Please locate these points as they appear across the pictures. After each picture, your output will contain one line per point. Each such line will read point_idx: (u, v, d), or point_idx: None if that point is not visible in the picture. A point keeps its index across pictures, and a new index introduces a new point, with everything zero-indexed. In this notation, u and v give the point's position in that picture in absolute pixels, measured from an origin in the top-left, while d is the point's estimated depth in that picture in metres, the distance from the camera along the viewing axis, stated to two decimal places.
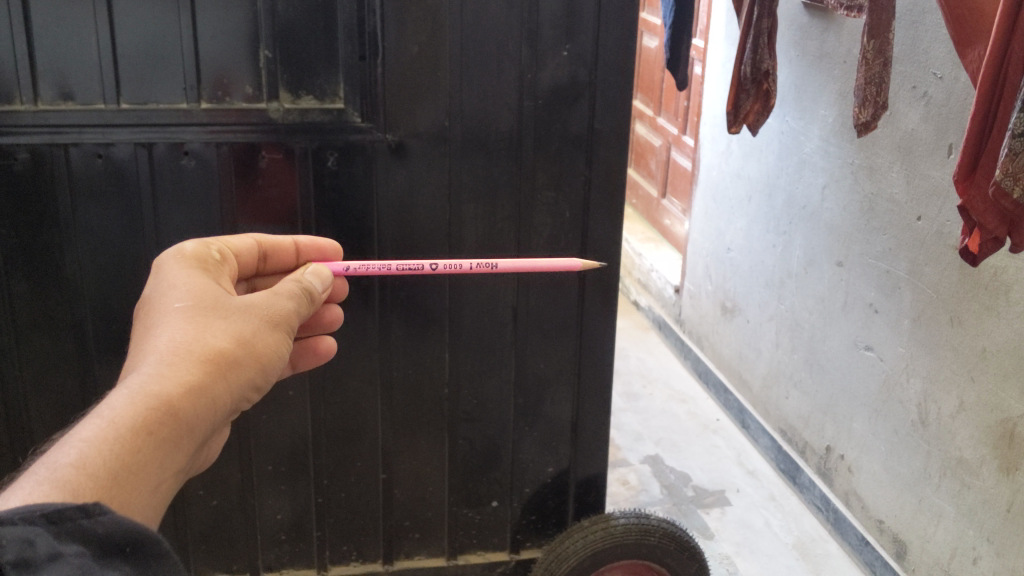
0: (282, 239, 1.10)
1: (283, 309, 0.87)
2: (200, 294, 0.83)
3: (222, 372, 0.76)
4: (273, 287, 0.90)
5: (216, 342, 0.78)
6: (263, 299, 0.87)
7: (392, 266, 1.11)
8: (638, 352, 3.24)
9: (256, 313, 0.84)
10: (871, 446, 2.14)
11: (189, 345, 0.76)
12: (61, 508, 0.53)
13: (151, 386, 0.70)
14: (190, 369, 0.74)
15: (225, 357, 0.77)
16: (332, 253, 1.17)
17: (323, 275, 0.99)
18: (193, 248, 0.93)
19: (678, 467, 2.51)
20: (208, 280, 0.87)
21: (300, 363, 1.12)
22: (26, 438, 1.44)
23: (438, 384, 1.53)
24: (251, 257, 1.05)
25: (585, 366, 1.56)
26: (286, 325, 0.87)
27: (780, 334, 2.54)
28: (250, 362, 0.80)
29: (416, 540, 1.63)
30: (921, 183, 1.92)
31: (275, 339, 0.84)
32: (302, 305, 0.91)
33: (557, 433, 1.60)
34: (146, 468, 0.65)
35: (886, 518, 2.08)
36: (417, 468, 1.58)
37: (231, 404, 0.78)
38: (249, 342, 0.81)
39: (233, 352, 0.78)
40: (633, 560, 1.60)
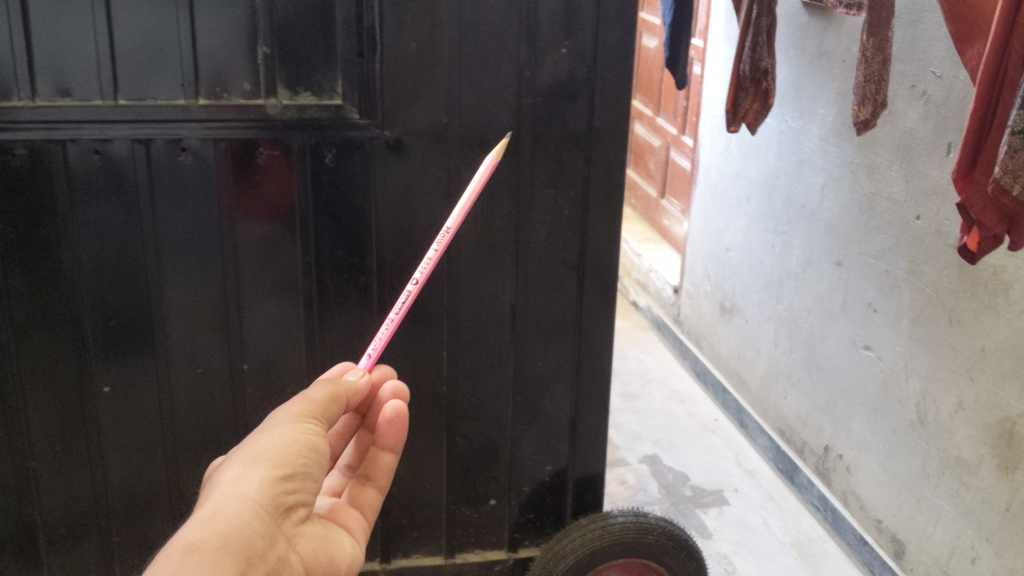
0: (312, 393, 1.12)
1: (311, 401, 0.90)
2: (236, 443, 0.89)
3: (247, 490, 0.80)
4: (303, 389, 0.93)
5: (240, 466, 0.82)
6: (287, 406, 0.89)
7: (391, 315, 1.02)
8: (637, 352, 3.24)
9: (278, 420, 0.88)
10: (869, 445, 2.13)
11: (220, 482, 0.81)
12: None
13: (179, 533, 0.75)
14: (216, 502, 0.79)
15: (250, 475, 0.81)
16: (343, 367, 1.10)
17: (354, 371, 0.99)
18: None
19: (676, 467, 2.51)
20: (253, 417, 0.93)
21: (393, 445, 1.05)
22: (23, 435, 1.43)
23: (436, 382, 1.53)
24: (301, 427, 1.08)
25: (583, 365, 1.56)
26: (322, 414, 0.90)
27: (778, 334, 2.54)
28: (275, 466, 0.83)
29: (414, 538, 1.62)
30: (920, 182, 1.92)
31: (305, 433, 0.87)
32: (338, 394, 0.92)
33: (556, 432, 1.59)
34: None
35: (884, 518, 2.08)
36: (415, 466, 1.57)
37: (272, 517, 0.81)
38: (271, 453, 0.83)
39: (255, 464, 0.82)
40: (630, 558, 1.60)
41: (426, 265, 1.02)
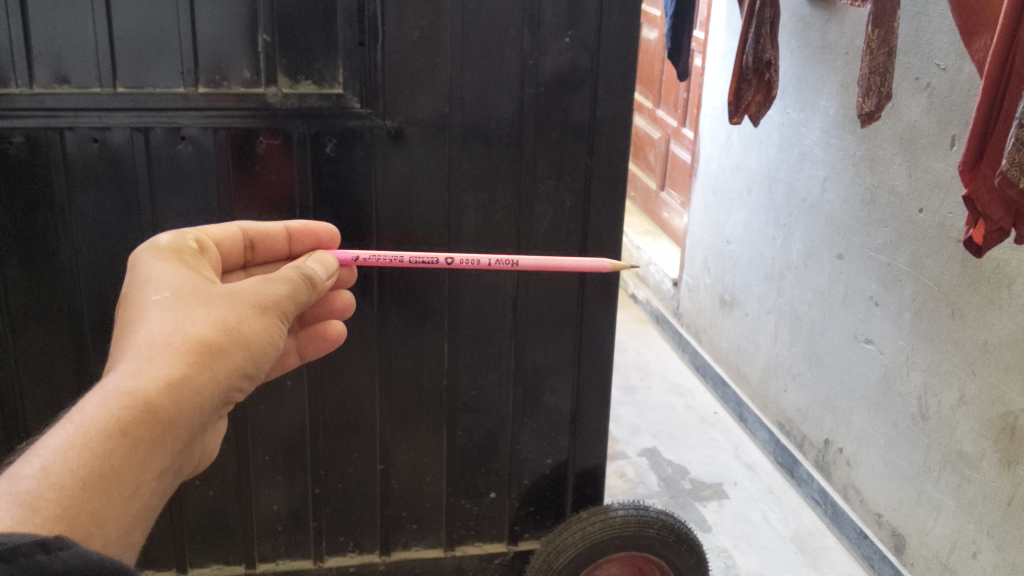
0: (275, 228, 1.18)
1: (272, 297, 0.92)
2: (183, 291, 0.86)
3: (205, 362, 0.80)
4: (255, 279, 0.94)
5: (197, 333, 0.81)
6: (249, 290, 0.90)
7: (406, 258, 1.16)
8: (636, 345, 3.23)
9: (239, 309, 0.87)
10: (870, 439, 2.13)
11: (170, 336, 0.79)
12: (16, 543, 0.49)
13: (132, 380, 0.73)
14: (173, 362, 0.77)
15: (209, 347, 0.81)
16: (324, 237, 1.24)
17: (323, 265, 1.07)
18: (169, 240, 0.98)
19: (675, 460, 2.50)
20: (186, 272, 0.91)
21: (306, 351, 1.19)
22: (19, 425, 1.43)
23: (436, 373, 1.52)
24: (234, 245, 1.15)
25: (584, 359, 1.55)
26: (276, 313, 0.92)
27: (778, 327, 2.53)
28: (230, 352, 0.83)
29: (413, 531, 1.61)
30: (923, 175, 1.91)
31: (261, 325, 0.88)
32: (292, 295, 0.95)
33: (556, 425, 1.58)
34: (120, 471, 0.67)
35: (885, 512, 2.07)
36: (415, 459, 1.56)
37: (214, 398, 0.81)
38: (231, 332, 0.84)
39: (214, 341, 0.81)
40: (630, 551, 1.59)
41: (468, 260, 1.18)
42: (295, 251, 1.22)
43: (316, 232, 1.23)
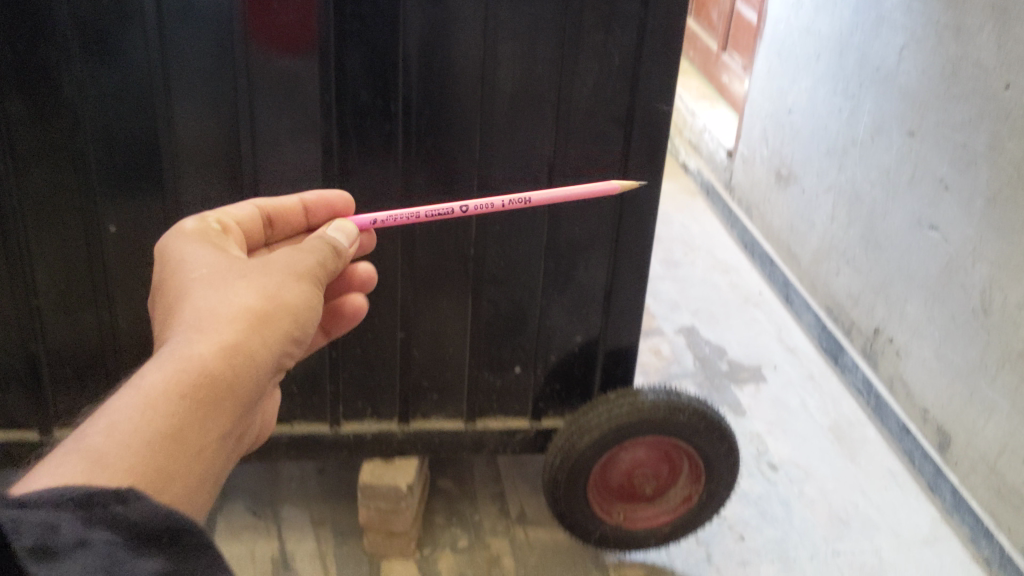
0: (289, 201, 1.18)
1: (307, 266, 0.98)
2: (222, 267, 0.94)
3: (256, 328, 0.87)
4: (291, 248, 1.00)
5: (243, 301, 0.89)
6: (289, 262, 0.97)
7: (419, 213, 1.18)
8: (682, 217, 3.08)
9: (280, 275, 0.94)
10: (923, 331, 2.01)
11: (218, 309, 0.87)
12: (93, 492, 0.60)
13: (187, 347, 0.81)
14: (223, 329, 0.84)
15: (258, 313, 0.88)
16: (342, 206, 1.23)
17: (346, 234, 1.13)
18: (193, 224, 1.04)
19: (713, 339, 2.40)
20: (223, 256, 0.98)
21: (332, 327, 1.20)
22: (28, 269, 1.37)
23: (464, 242, 1.42)
24: (254, 225, 1.15)
25: (623, 234, 1.43)
26: (314, 280, 0.98)
27: (836, 208, 2.38)
28: (278, 315, 0.90)
29: (434, 402, 1.56)
30: (1016, 46, 1.71)
31: (304, 291, 0.95)
32: (325, 262, 1.02)
33: (589, 301, 1.49)
34: (187, 430, 0.75)
35: (932, 408, 1.97)
36: (438, 329, 1.49)
37: (269, 364, 0.88)
38: (276, 300, 0.91)
39: (260, 306, 0.89)
40: (658, 437, 1.52)
41: (484, 205, 1.19)
42: (313, 223, 1.22)
43: (334, 199, 1.22)
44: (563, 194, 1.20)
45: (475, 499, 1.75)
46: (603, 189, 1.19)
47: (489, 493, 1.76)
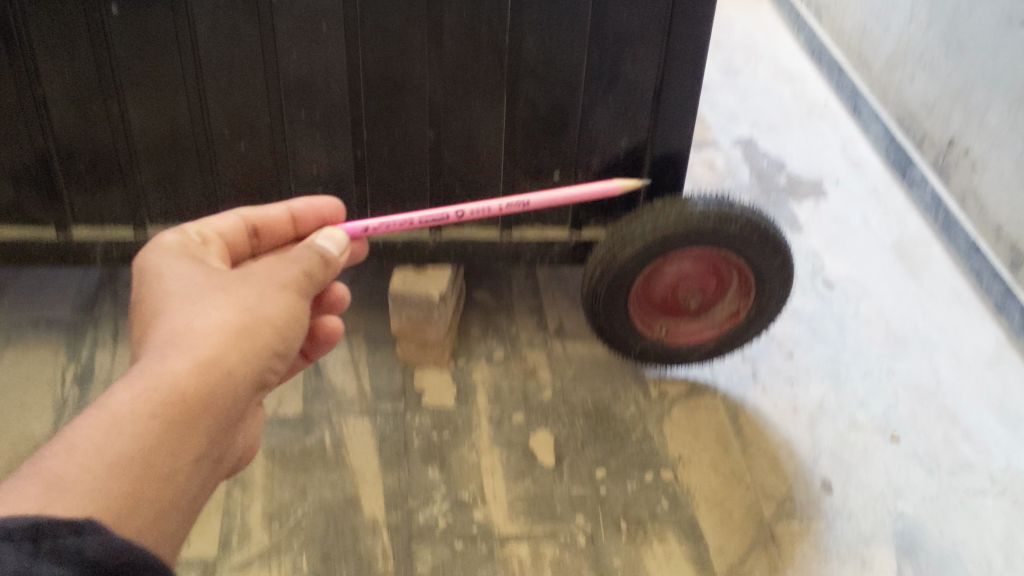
0: (275, 210, 1.10)
1: (293, 274, 0.95)
2: (204, 276, 0.92)
3: (233, 345, 0.86)
4: (277, 256, 0.97)
5: (224, 318, 0.87)
6: (274, 272, 0.94)
7: (415, 219, 1.18)
8: (744, 20, 2.85)
9: (262, 285, 0.92)
10: (1004, 141, 1.84)
11: (195, 325, 0.85)
12: (41, 523, 0.57)
13: (162, 366, 0.80)
14: (200, 346, 0.83)
15: (235, 330, 0.87)
16: (330, 212, 1.15)
17: (335, 240, 1.04)
18: (173, 235, 0.99)
19: (771, 150, 2.25)
20: (206, 265, 0.95)
21: (313, 348, 1.14)
22: (27, 55, 1.26)
23: (499, 32, 1.28)
24: (238, 235, 1.07)
25: (676, 24, 1.27)
26: (300, 291, 0.96)
27: (917, 5, 2.15)
28: (257, 331, 0.88)
29: (467, 208, 1.46)
30: None
31: (287, 302, 0.93)
32: (314, 268, 0.98)
33: (636, 101, 1.36)
34: (153, 455, 0.75)
35: (1006, 225, 1.83)
36: (471, 130, 1.38)
37: (247, 385, 0.87)
38: (256, 318, 0.89)
39: (240, 321, 0.87)
40: (705, 249, 1.42)
41: (481, 210, 1.21)
42: (302, 230, 1.14)
43: (320, 206, 1.14)
44: (551, 196, 1.24)
45: (513, 311, 1.69)
46: (606, 188, 1.27)
47: (527, 305, 1.70)
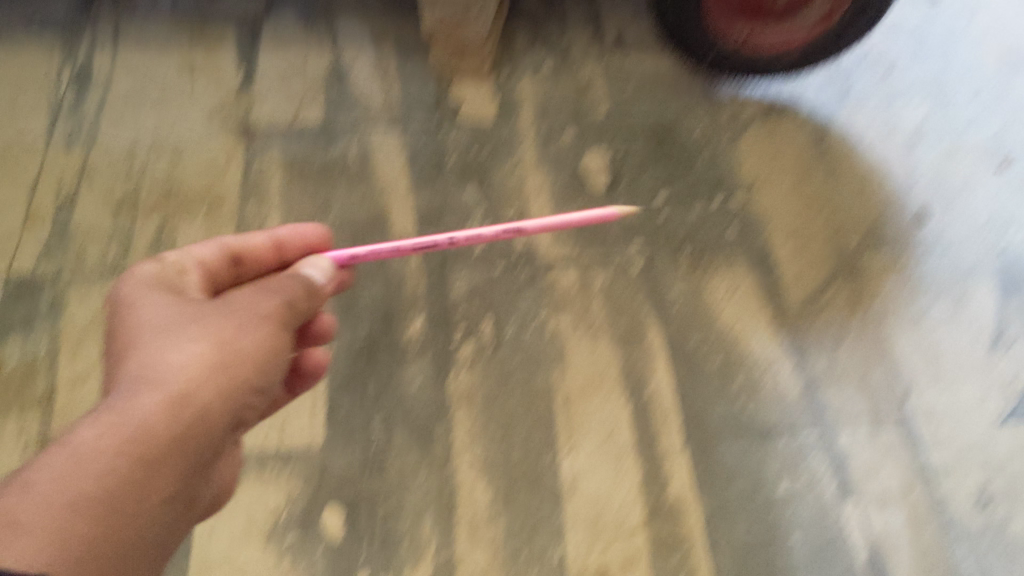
0: (257, 236, 0.79)
1: (289, 300, 0.70)
2: (180, 304, 0.66)
3: (216, 389, 0.62)
4: (268, 276, 0.72)
5: (201, 350, 0.63)
6: (264, 292, 0.69)
7: (406, 246, 0.81)
8: None
9: (250, 303, 0.67)
10: None
11: (168, 362, 0.61)
12: None
13: (123, 410, 0.58)
14: (171, 383, 0.60)
15: (217, 367, 0.63)
16: (317, 239, 0.86)
17: (323, 270, 0.77)
18: (149, 266, 0.70)
19: None
20: (181, 293, 0.69)
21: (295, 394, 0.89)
22: None
23: None
24: (217, 267, 0.76)
25: None
26: (294, 320, 0.71)
27: None
28: (239, 369, 0.64)
29: None
30: None
31: (282, 335, 0.68)
32: (308, 296, 0.72)
33: None
34: (107, 534, 0.54)
35: None
36: None
37: (224, 437, 0.64)
38: (244, 356, 0.64)
39: (222, 351, 0.63)
40: None
41: (473, 237, 0.81)
42: (289, 260, 0.83)
43: (304, 231, 0.85)
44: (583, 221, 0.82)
45: (565, 19, 1.45)
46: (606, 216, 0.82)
47: (582, 12, 1.46)
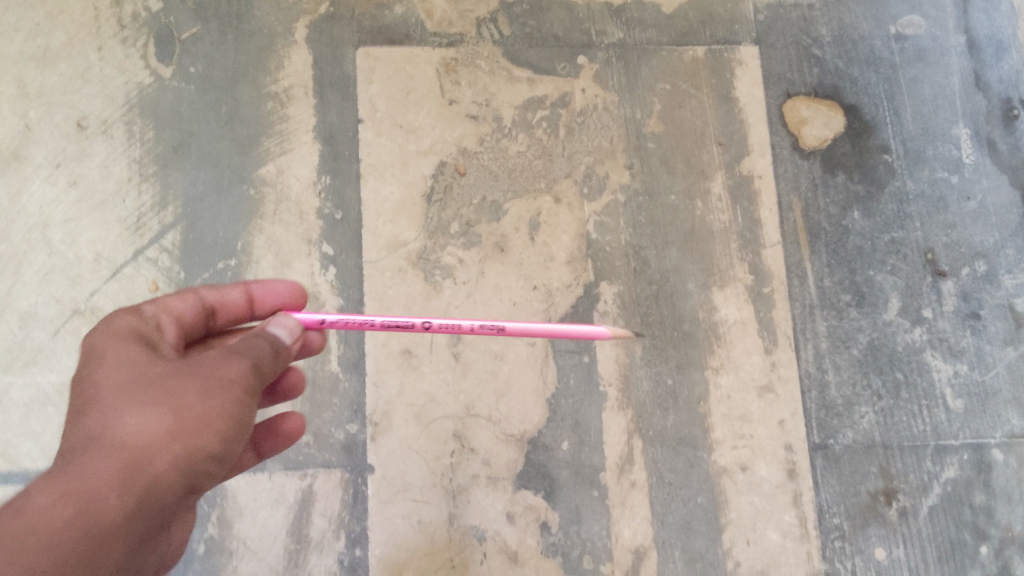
0: (230, 293, 0.77)
1: (252, 382, 0.63)
2: (147, 366, 0.63)
3: (187, 447, 0.59)
4: (232, 346, 0.65)
5: (161, 413, 0.59)
6: (233, 362, 0.63)
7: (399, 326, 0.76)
8: None
9: (215, 364, 0.62)
10: None
11: (131, 428, 0.58)
12: None
13: (70, 476, 0.56)
14: (127, 448, 0.58)
15: (190, 445, 0.59)
16: (295, 297, 0.82)
17: (290, 330, 0.69)
18: (128, 324, 0.68)
19: None
20: (155, 359, 0.64)
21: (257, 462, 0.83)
22: None
23: None
24: (196, 322, 0.74)
25: None
26: (253, 402, 0.63)
27: None
28: (208, 437, 0.60)
29: None
30: None
31: (247, 414, 0.62)
32: (274, 366, 0.66)
33: None
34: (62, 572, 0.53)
35: None
36: None
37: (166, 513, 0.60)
38: (201, 424, 0.59)
39: (189, 414, 0.59)
40: None
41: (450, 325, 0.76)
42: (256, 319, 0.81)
43: (283, 288, 0.81)
44: (585, 333, 0.76)
45: None
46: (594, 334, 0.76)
47: None
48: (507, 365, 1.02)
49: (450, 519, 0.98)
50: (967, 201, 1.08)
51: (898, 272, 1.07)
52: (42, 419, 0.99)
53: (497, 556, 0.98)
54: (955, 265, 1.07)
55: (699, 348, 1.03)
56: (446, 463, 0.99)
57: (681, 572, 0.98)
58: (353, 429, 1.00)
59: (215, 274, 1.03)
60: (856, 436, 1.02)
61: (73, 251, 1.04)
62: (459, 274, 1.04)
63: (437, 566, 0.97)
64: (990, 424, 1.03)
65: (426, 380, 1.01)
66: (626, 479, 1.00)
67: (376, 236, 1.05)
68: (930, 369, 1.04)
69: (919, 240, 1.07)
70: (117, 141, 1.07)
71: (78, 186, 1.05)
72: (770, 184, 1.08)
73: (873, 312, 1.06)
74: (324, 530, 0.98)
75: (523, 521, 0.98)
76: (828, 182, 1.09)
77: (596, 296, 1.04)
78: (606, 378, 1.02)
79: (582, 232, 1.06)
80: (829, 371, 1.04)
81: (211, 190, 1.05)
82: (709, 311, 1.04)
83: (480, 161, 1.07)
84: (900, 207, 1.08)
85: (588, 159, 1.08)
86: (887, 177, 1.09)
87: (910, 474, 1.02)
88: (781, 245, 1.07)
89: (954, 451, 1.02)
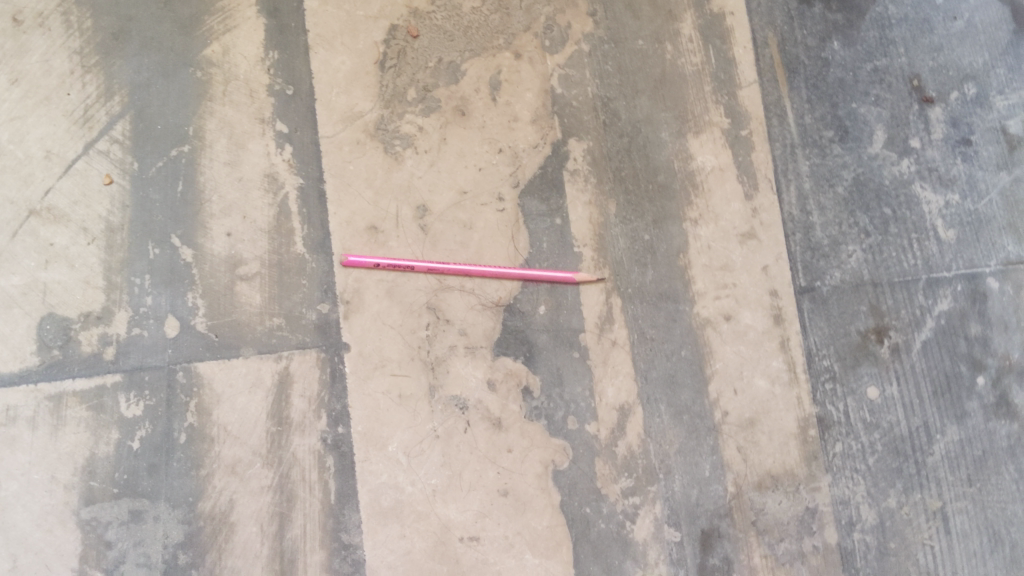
0: None
1: None
2: None
3: None
4: None
5: None
6: None
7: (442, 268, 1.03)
8: None
9: None
10: None
11: None
12: None
13: None
14: None
15: None
16: None
17: None
18: None
19: None
20: None
21: None
22: None
23: None
24: None
25: None
26: None
27: None
28: None
29: None
30: None
31: None
32: None
33: None
34: None
35: None
36: None
37: None
38: None
39: None
40: None
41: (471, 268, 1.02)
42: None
43: None
44: (559, 277, 1.02)
45: None
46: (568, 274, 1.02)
47: None
48: (477, 234, 1.04)
49: (431, 390, 1.01)
50: (954, 22, 1.08)
51: (883, 103, 1.07)
52: (10, 322, 1.02)
53: (481, 422, 1.01)
54: (943, 91, 1.07)
55: (675, 201, 1.04)
56: (423, 336, 1.02)
57: (667, 425, 1.01)
58: (327, 309, 1.03)
59: (169, 163, 1.05)
60: (844, 276, 1.03)
61: (21, 150, 1.04)
62: (420, 142, 1.05)
63: (422, 437, 1.01)
64: (984, 252, 1.03)
65: (397, 253, 1.04)
66: (607, 337, 1.02)
67: (333, 110, 1.06)
68: (920, 202, 1.05)
69: (904, 66, 1.07)
70: (55, 33, 1.06)
71: (20, 84, 1.05)
72: (744, 20, 1.09)
73: (858, 147, 1.06)
74: (306, 410, 1.01)
75: (504, 387, 1.01)
76: (804, 14, 1.09)
77: (565, 154, 1.05)
78: (581, 239, 1.04)
79: (546, 88, 1.07)
80: (813, 212, 1.05)
81: (158, 75, 1.06)
82: (684, 160, 1.05)
83: (435, 21, 1.08)
84: (882, 34, 1.08)
85: (548, 11, 1.08)
86: (866, 4, 1.09)
87: (901, 309, 1.03)
88: (757, 84, 1.07)
89: (946, 283, 1.03)
